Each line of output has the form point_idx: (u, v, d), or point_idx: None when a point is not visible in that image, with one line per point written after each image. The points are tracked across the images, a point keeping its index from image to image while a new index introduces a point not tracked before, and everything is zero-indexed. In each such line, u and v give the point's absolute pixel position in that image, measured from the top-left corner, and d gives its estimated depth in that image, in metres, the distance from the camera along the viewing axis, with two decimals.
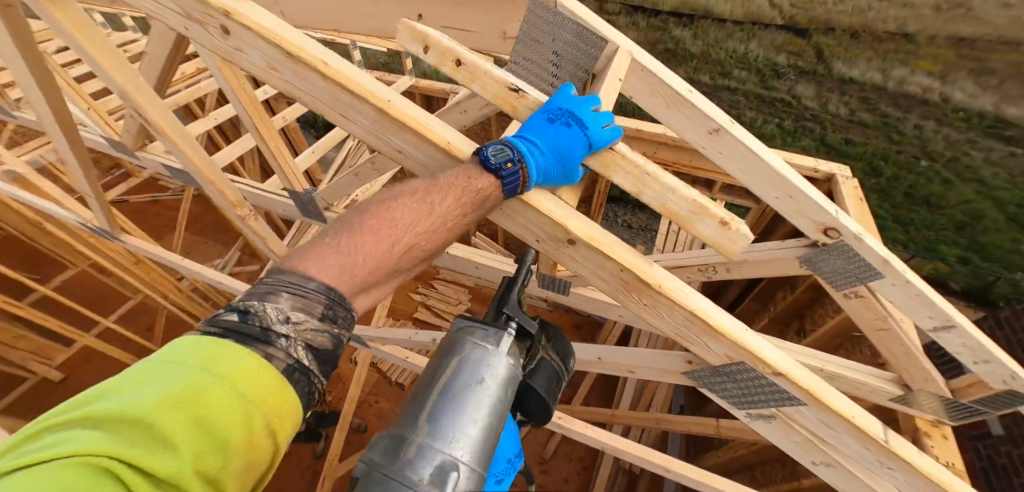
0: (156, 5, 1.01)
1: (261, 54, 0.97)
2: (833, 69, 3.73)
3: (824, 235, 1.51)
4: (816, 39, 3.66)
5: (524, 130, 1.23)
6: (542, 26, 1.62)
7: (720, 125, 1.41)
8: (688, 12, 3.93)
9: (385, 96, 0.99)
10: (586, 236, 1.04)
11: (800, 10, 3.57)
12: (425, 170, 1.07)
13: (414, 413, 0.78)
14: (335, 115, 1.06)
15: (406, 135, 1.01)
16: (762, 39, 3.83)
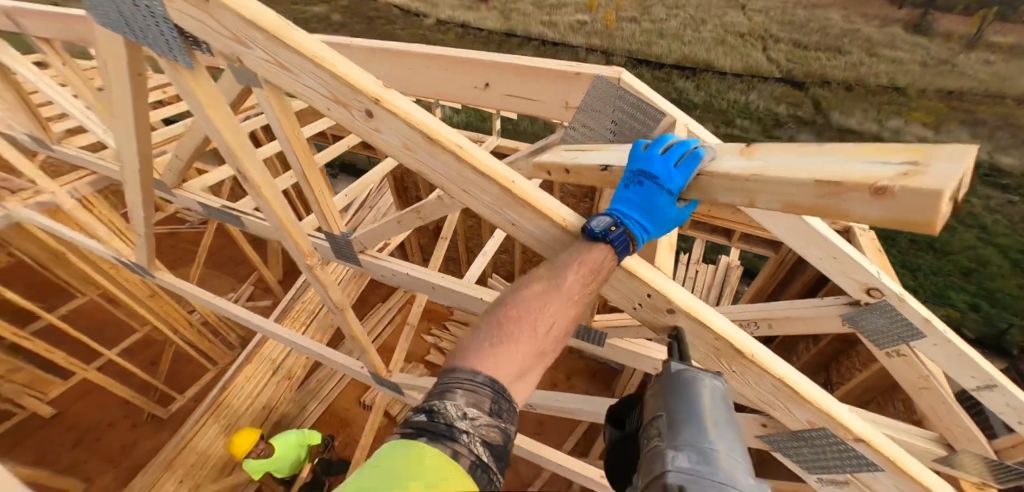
0: (308, 90, 1.09)
1: (399, 136, 1.05)
2: (831, 120, 3.95)
3: (866, 294, 1.51)
4: (813, 91, 3.87)
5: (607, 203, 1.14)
6: (601, 99, 1.46)
7: None
8: (690, 65, 4.18)
9: (507, 175, 1.01)
10: (680, 301, 1.05)
11: (798, 64, 3.77)
12: (543, 245, 1.05)
13: (689, 435, 0.74)
14: (456, 191, 1.09)
15: (523, 209, 1.01)
16: (763, 90, 4.08)
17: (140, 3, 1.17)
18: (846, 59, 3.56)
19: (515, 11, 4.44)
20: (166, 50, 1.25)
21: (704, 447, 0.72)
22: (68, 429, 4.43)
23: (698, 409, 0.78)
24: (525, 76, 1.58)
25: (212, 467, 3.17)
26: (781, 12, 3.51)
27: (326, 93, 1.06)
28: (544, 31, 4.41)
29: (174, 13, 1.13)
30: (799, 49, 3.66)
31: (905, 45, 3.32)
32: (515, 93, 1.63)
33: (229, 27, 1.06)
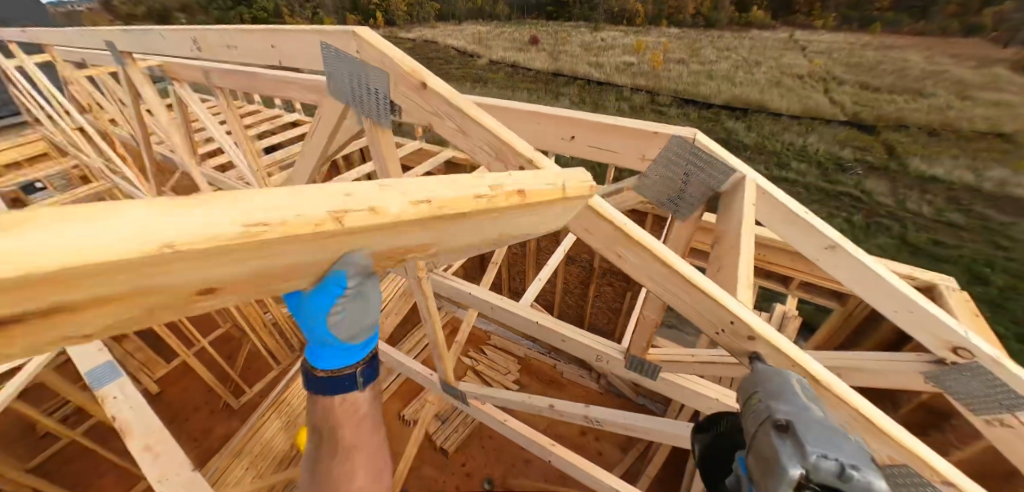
0: (475, 147, 1.33)
1: None
2: (909, 166, 3.64)
3: (953, 353, 1.49)
4: (885, 135, 3.67)
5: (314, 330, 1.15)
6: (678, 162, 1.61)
7: (837, 243, 1.53)
8: (741, 106, 4.11)
9: (624, 220, 1.26)
10: (762, 328, 1.23)
11: (866, 107, 3.65)
12: (644, 276, 1.32)
13: (788, 398, 0.95)
14: (579, 230, 1.35)
15: (635, 246, 1.26)
16: (824, 133, 3.88)
17: (369, 85, 1.43)
18: (928, 101, 3.42)
19: (565, 53, 4.65)
20: (374, 116, 1.50)
21: (798, 400, 0.92)
22: (165, 408, 4.85)
23: (787, 385, 0.99)
24: (607, 131, 1.69)
25: (274, 458, 3.24)
26: (847, 54, 3.59)
27: (490, 151, 1.28)
28: (590, 70, 4.59)
29: (396, 94, 1.38)
30: (868, 92, 3.60)
31: (1012, 86, 3.14)
32: (597, 145, 1.73)
33: (435, 106, 1.31)
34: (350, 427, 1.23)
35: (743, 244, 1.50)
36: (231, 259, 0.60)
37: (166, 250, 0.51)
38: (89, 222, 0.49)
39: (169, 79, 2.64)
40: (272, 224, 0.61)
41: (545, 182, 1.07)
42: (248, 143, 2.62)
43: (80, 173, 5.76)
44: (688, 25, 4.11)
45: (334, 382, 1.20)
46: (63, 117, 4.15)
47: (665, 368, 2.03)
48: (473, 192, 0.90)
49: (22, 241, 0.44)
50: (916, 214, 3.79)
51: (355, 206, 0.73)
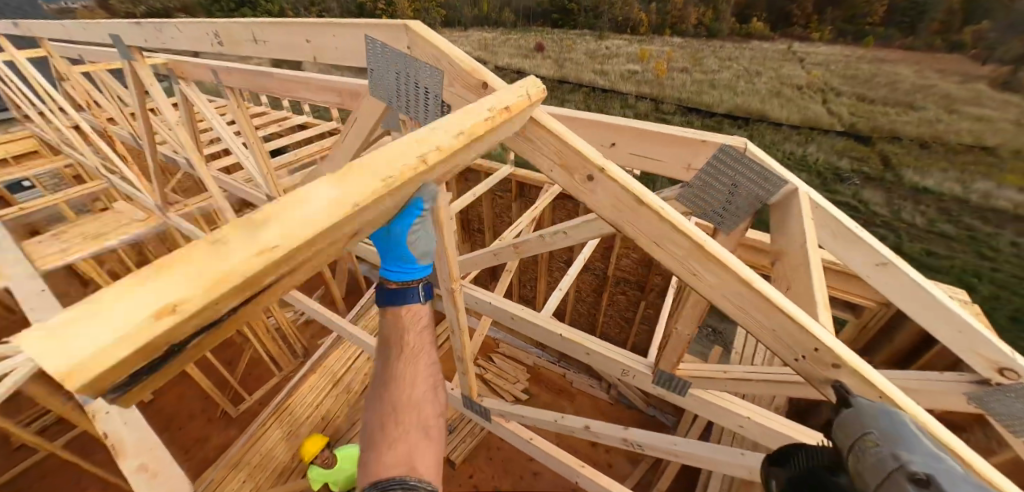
0: (536, 153, 1.27)
1: (611, 198, 1.17)
2: (904, 177, 3.71)
3: (1000, 374, 1.45)
4: (879, 147, 3.71)
5: (388, 250, 1.28)
6: (723, 170, 1.50)
7: (889, 260, 1.50)
8: (743, 115, 4.13)
9: (701, 235, 1.13)
10: (849, 357, 1.09)
11: (861, 118, 3.69)
12: (717, 295, 1.17)
13: (912, 441, 0.81)
14: (647, 243, 1.20)
15: (712, 263, 1.13)
16: (823, 142, 3.93)
17: (419, 83, 1.42)
18: (919, 115, 3.46)
19: (569, 60, 4.69)
20: (420, 115, 1.48)
21: (927, 447, 0.79)
22: (159, 415, 4.76)
23: (900, 425, 0.85)
24: (653, 139, 1.63)
25: (273, 470, 3.17)
26: (844, 66, 3.63)
27: (554, 158, 1.23)
28: (595, 78, 4.62)
29: (449, 94, 1.35)
30: (864, 103, 3.63)
31: (992, 103, 3.19)
32: (639, 153, 1.68)
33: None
34: (415, 332, 1.34)
35: (815, 269, 1.39)
36: (378, 209, 0.82)
37: (353, 208, 0.74)
38: (292, 212, 0.70)
39: (174, 77, 2.62)
40: (393, 175, 0.82)
41: (513, 94, 1.16)
42: (258, 143, 2.56)
43: (77, 174, 5.72)
44: (691, 35, 4.18)
45: (399, 295, 1.34)
46: (60, 115, 4.10)
47: (694, 384, 1.99)
48: (478, 115, 1.03)
49: (275, 229, 0.67)
50: (911, 224, 3.89)
51: (427, 147, 0.90)
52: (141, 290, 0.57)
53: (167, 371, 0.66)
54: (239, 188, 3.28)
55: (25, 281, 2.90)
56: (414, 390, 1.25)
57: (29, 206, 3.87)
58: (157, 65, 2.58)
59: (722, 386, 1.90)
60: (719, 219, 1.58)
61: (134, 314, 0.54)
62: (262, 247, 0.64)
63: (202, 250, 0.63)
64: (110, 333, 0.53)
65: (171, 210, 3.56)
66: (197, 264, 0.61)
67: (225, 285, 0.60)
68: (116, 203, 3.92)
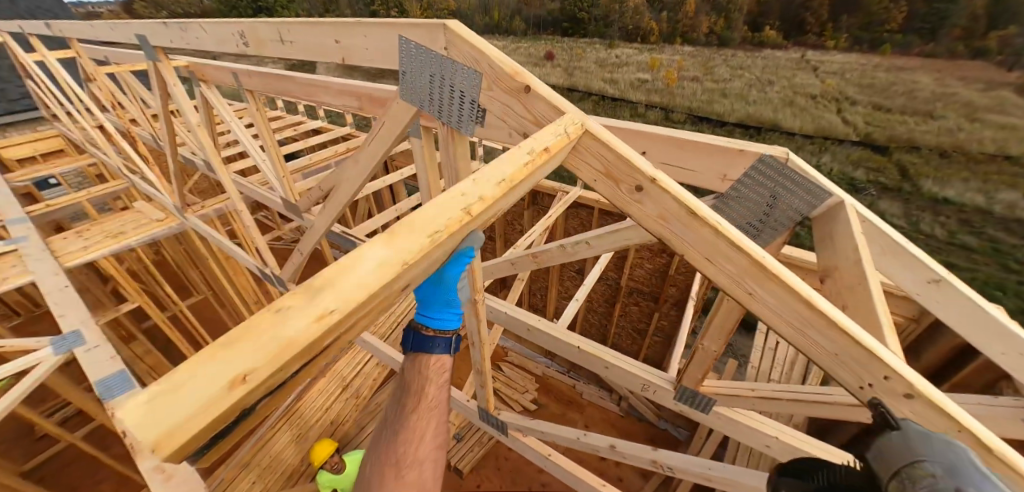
0: (578, 161, 1.23)
1: (659, 208, 1.09)
2: (922, 188, 3.63)
3: None
4: (897, 156, 3.65)
5: (430, 298, 1.36)
6: (763, 185, 1.47)
7: (941, 276, 1.35)
8: (755, 124, 4.12)
9: (760, 250, 1.01)
10: (923, 385, 0.93)
11: (877, 127, 3.64)
12: (775, 317, 1.04)
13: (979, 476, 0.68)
14: (699, 260, 1.10)
15: (773, 283, 1.00)
16: (837, 152, 3.88)
17: (455, 86, 1.41)
18: (939, 124, 3.37)
19: (579, 69, 4.80)
20: (456, 121, 1.47)
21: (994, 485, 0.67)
22: None
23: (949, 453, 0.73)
24: (688, 149, 1.57)
25: (282, 473, 3.19)
26: (859, 74, 3.60)
27: (599, 166, 1.18)
28: (604, 87, 4.72)
29: (485, 97, 1.35)
30: (881, 112, 3.58)
31: (1019, 110, 3.08)
32: (670, 162, 1.63)
33: (537, 114, 1.26)
34: (436, 385, 1.35)
35: (874, 290, 1.28)
36: (427, 264, 0.78)
37: (403, 267, 0.69)
38: (350, 272, 0.67)
39: (196, 79, 2.69)
40: (440, 230, 0.77)
41: (550, 133, 1.11)
42: (274, 146, 2.61)
43: (100, 173, 5.90)
44: (702, 44, 4.19)
45: (428, 342, 1.39)
46: (85, 115, 4.21)
47: (719, 402, 1.96)
48: (518, 160, 1.00)
49: (331, 292, 0.63)
50: (930, 235, 3.78)
51: (470, 199, 0.86)
52: (214, 361, 0.55)
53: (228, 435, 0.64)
54: (254, 191, 3.29)
55: (51, 278, 2.98)
56: (421, 444, 1.22)
57: (54, 203, 3.99)
58: (180, 67, 2.66)
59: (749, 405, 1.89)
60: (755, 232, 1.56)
61: (209, 387, 0.53)
62: (320, 312, 0.61)
63: (266, 316, 0.61)
64: (183, 409, 0.51)
65: (188, 211, 3.63)
66: (261, 334, 0.59)
67: (288, 355, 0.58)
68: (136, 204, 4.03)
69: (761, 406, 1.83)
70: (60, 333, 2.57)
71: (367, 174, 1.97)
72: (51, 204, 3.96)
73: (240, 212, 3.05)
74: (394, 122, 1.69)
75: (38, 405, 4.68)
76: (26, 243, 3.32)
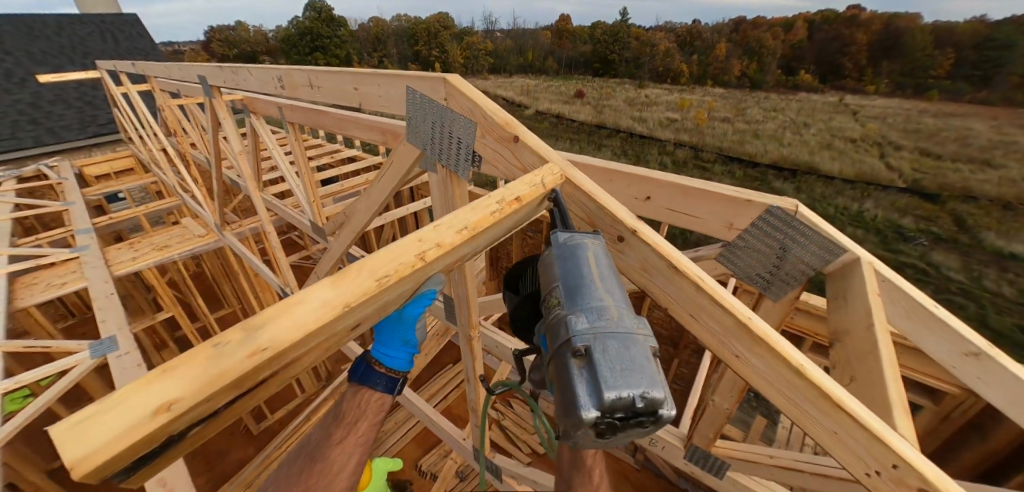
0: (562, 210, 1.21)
1: (643, 261, 1.06)
2: (984, 240, 3.33)
3: None
4: (952, 206, 3.45)
5: (383, 331, 1.28)
6: (768, 239, 1.43)
7: (979, 348, 1.22)
8: (789, 168, 4.15)
9: (744, 309, 0.93)
10: (940, 479, 0.75)
11: (927, 175, 3.49)
12: (764, 383, 0.93)
13: (583, 290, 0.73)
14: (684, 315, 1.05)
15: (756, 346, 0.90)
16: (880, 198, 3.73)
17: (453, 132, 1.47)
18: (999, 173, 3.19)
19: (609, 108, 5.42)
20: (453, 165, 1.52)
21: (598, 295, 0.72)
22: None
23: (583, 268, 0.77)
24: (693, 197, 1.53)
25: None
26: (904, 120, 3.57)
27: (581, 215, 1.15)
28: (633, 124, 5.09)
29: (479, 144, 1.40)
30: (929, 159, 3.47)
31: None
32: (677, 209, 1.59)
33: (525, 162, 1.26)
34: (369, 421, 1.15)
35: (884, 357, 1.18)
36: (373, 307, 0.74)
37: (345, 310, 0.66)
38: (295, 308, 0.64)
39: (246, 110, 2.91)
40: (390, 273, 0.74)
41: (523, 184, 1.06)
42: (308, 173, 2.81)
43: (158, 190, 6.44)
44: (734, 86, 4.69)
45: (372, 377, 1.22)
46: (152, 139, 4.66)
47: (733, 467, 1.87)
48: (485, 208, 0.95)
49: (270, 326, 0.61)
50: (996, 294, 3.18)
51: (427, 244, 0.82)
52: (137, 390, 0.52)
53: (157, 463, 0.59)
54: (286, 213, 3.50)
55: (100, 285, 3.18)
56: (334, 483, 1.00)
57: (116, 216, 4.36)
58: (234, 101, 2.91)
59: (766, 474, 1.79)
60: (764, 286, 1.53)
61: (126, 417, 0.49)
62: (255, 347, 0.58)
63: (204, 346, 0.58)
64: (100, 434, 0.48)
65: (226, 229, 3.87)
66: (191, 363, 0.56)
67: (217, 386, 0.55)
68: (184, 220, 4.32)
69: (781, 475, 1.74)
70: (98, 338, 2.72)
71: (375, 210, 2.07)
72: (114, 217, 4.33)
73: (268, 233, 3.23)
74: (401, 161, 1.79)
75: (74, 405, 4.90)
76: (85, 251, 3.61)
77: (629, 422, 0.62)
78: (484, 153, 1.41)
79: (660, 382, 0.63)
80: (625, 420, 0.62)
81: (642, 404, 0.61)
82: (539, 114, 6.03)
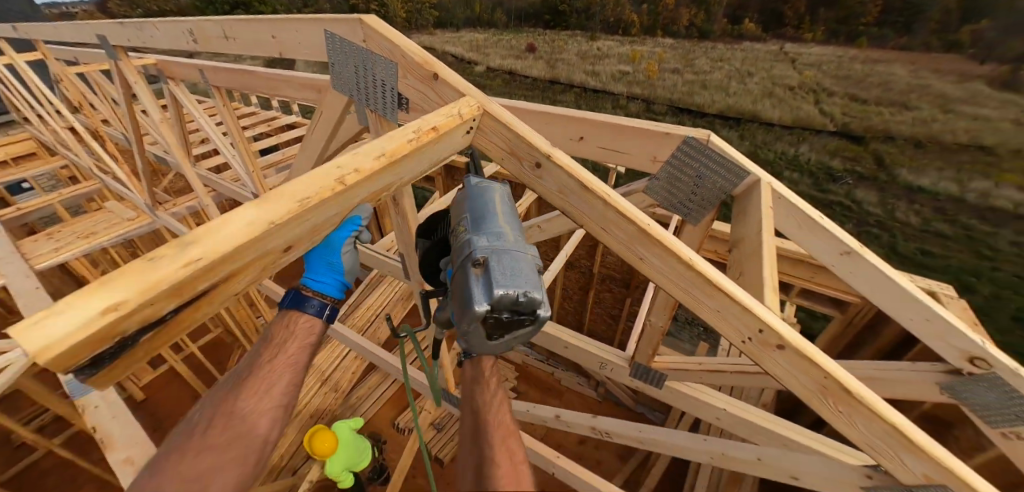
0: (485, 141, 1.29)
1: (558, 184, 1.20)
2: (897, 176, 3.90)
3: (971, 364, 1.46)
4: (873, 146, 3.89)
5: (312, 257, 1.37)
6: (688, 168, 1.52)
7: (851, 248, 1.49)
8: (734, 116, 4.38)
9: (646, 219, 1.13)
10: (793, 337, 1.08)
11: (855, 118, 3.84)
12: (664, 280, 1.18)
13: (489, 221, 0.96)
14: (596, 229, 1.23)
15: (656, 247, 1.13)
16: (814, 142, 4.14)
17: (376, 76, 1.42)
18: (913, 114, 3.57)
19: (561, 61, 5.04)
20: (381, 110, 1.48)
21: (499, 224, 0.95)
22: (150, 416, 4.71)
23: (491, 205, 1.00)
24: (623, 132, 1.57)
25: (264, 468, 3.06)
26: (836, 66, 3.76)
27: (503, 145, 1.25)
28: (587, 79, 4.97)
29: (404, 86, 1.37)
30: (857, 103, 3.78)
31: (990, 102, 3.23)
32: (606, 146, 1.63)
33: (444, 99, 1.27)
34: (300, 342, 1.18)
35: (766, 256, 1.37)
36: (300, 227, 0.83)
37: (273, 225, 0.76)
38: (223, 226, 0.72)
39: (164, 76, 2.62)
40: (312, 195, 0.83)
41: (442, 114, 1.13)
42: (245, 143, 2.58)
43: (69, 173, 5.70)
44: (683, 36, 4.42)
45: (303, 300, 1.25)
46: (54, 116, 4.05)
47: (670, 377, 2.08)
48: (402, 136, 1.02)
49: (202, 243, 0.69)
50: (905, 224, 4.12)
51: (346, 170, 0.90)
52: (83, 298, 0.58)
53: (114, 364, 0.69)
54: (225, 187, 3.27)
55: (19, 279, 2.75)
56: (265, 402, 1.02)
57: (25, 205, 3.85)
58: (147, 65, 2.59)
59: (695, 378, 2.06)
60: (686, 213, 1.64)
61: (76, 317, 0.57)
62: (189, 259, 0.67)
63: (137, 262, 0.64)
64: (51, 333, 0.55)
65: (160, 210, 3.56)
66: (128, 275, 0.62)
67: (158, 291, 0.62)
68: (107, 205, 3.90)
69: (707, 376, 2.00)
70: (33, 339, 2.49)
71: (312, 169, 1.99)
72: (21, 208, 3.82)
73: (208, 210, 2.99)
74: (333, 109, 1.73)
75: (15, 412, 4.54)
76: None
77: (508, 314, 0.87)
78: (412, 97, 1.38)
79: (539, 285, 0.87)
80: (506, 313, 0.86)
81: (523, 300, 0.85)
82: (491, 71, 5.52)
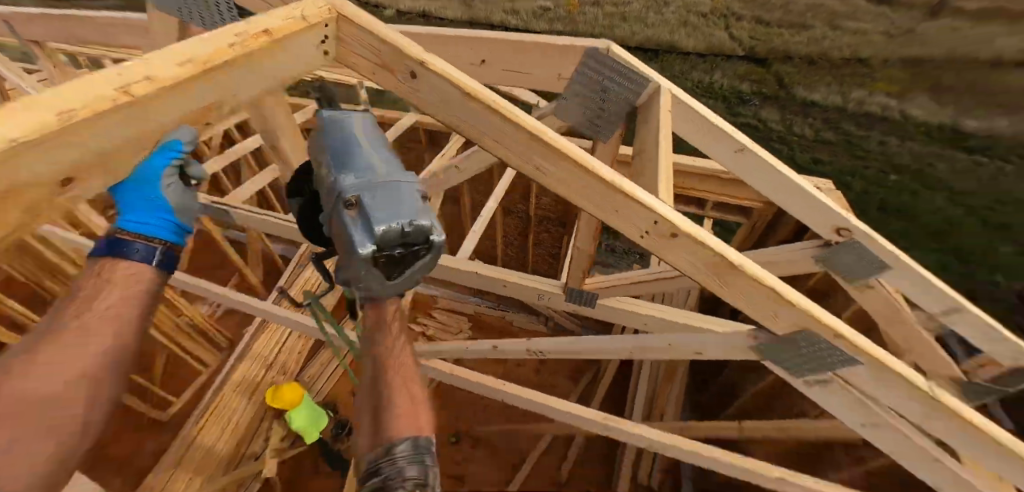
0: (352, 50, 1.11)
1: (438, 94, 1.07)
2: (795, 94, 4.29)
3: (836, 234, 1.69)
4: (775, 67, 4.21)
5: (122, 192, 1.19)
6: (592, 81, 1.53)
7: (745, 144, 1.58)
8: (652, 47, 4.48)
9: (537, 125, 1.05)
10: (684, 225, 1.06)
11: (759, 41, 4.09)
12: (561, 188, 1.11)
13: (362, 160, 0.96)
14: (486, 142, 1.11)
15: (549, 152, 1.04)
16: (725, 68, 4.41)
17: None
18: (809, 33, 3.88)
19: None
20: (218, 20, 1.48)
21: (369, 162, 0.96)
22: None
23: (357, 145, 1.00)
24: (526, 49, 1.54)
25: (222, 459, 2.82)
26: None
27: (370, 56, 1.09)
28: (502, 16, 4.68)
29: None
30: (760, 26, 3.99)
31: (867, 16, 3.62)
32: (512, 68, 1.61)
33: None
34: (126, 291, 1.13)
35: (661, 162, 1.48)
36: (64, 148, 0.62)
37: (15, 145, 0.54)
38: None
39: None
40: (75, 107, 0.62)
41: (279, 17, 0.96)
42: None
43: None
44: None
45: (124, 246, 1.17)
46: None
47: (600, 295, 2.25)
48: (219, 41, 0.84)
49: None
50: (802, 136, 4.47)
51: (132, 78, 0.70)
52: None
53: None
54: None
55: None
56: (82, 350, 0.99)
57: None
58: None
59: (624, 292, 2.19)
60: (596, 129, 1.66)
61: None
62: None
63: None
64: None
65: None
66: None
67: None
68: None
69: (634, 289, 2.14)
70: None
71: None
72: None
73: None
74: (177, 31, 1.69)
75: None
76: None
77: (400, 247, 0.91)
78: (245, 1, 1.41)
79: (423, 213, 0.91)
80: (396, 245, 0.90)
81: (410, 231, 0.89)
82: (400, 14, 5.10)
